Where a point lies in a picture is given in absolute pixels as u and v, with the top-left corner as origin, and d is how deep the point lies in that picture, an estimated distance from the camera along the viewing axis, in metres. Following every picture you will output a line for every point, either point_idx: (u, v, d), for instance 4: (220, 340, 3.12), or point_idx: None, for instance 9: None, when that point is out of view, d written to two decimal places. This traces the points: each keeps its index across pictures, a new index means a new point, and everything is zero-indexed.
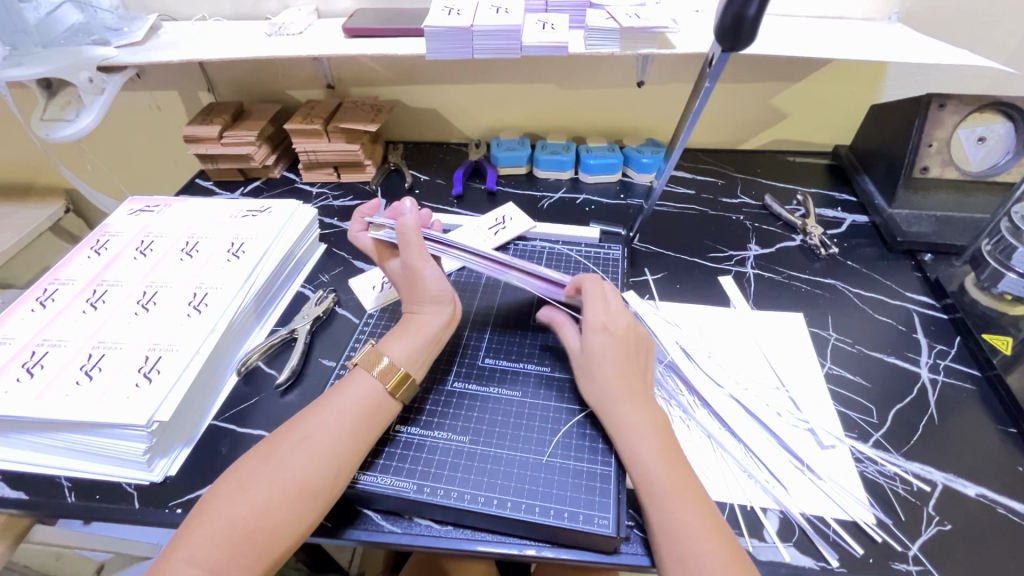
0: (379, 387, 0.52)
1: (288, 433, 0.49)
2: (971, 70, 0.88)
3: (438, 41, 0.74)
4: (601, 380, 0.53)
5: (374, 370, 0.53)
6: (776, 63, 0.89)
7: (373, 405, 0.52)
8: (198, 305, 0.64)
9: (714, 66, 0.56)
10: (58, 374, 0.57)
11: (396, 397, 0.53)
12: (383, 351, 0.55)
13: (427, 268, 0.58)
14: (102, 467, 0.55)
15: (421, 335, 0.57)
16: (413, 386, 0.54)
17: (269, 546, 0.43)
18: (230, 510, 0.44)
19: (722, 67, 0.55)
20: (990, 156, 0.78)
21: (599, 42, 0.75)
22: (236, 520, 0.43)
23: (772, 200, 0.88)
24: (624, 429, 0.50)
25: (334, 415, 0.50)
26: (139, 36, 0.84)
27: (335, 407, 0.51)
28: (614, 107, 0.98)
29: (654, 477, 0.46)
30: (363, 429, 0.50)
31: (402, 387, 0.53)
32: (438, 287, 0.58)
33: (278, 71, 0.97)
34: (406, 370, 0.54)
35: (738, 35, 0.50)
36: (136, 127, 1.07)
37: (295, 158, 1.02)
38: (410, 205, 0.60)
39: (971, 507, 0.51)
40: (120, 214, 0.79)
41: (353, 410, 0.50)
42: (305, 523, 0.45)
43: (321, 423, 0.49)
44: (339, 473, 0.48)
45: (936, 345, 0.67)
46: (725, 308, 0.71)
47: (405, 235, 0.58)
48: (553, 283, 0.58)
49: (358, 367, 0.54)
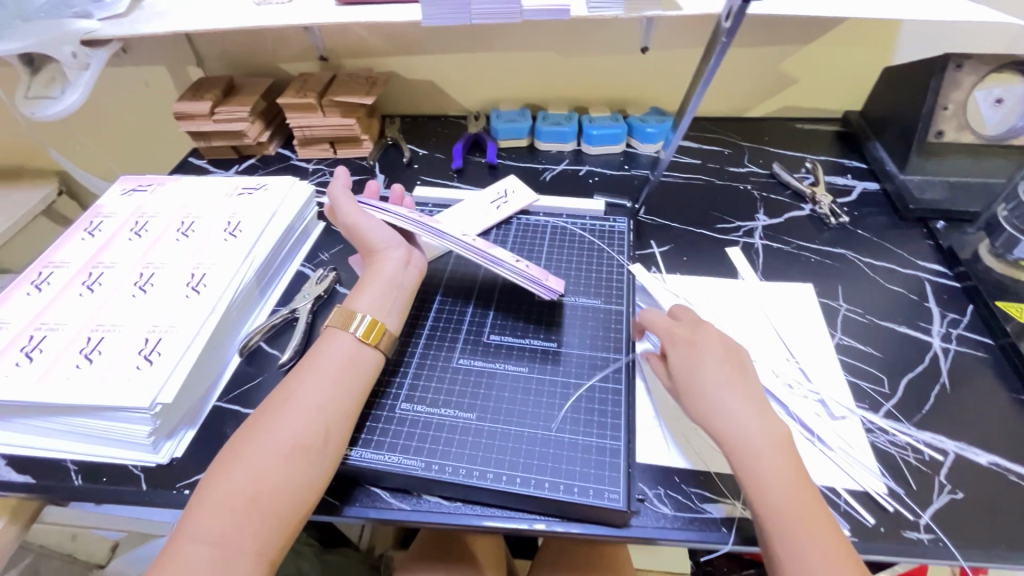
0: (361, 347, 0.52)
1: (275, 401, 0.49)
2: (988, 28, 0.84)
3: (434, 6, 0.70)
4: (726, 410, 0.47)
5: (349, 328, 0.53)
6: (786, 24, 0.86)
7: (352, 361, 0.51)
8: (197, 285, 0.63)
9: (729, 23, 0.53)
10: (58, 358, 0.56)
11: (375, 349, 0.53)
12: (352, 308, 0.55)
13: (363, 225, 0.60)
14: (107, 450, 0.55)
15: (380, 280, 0.57)
16: (390, 336, 0.54)
17: (274, 516, 0.43)
18: (227, 486, 0.43)
19: (741, 22, 0.52)
20: (1007, 118, 0.75)
21: (602, 4, 0.71)
22: (237, 492, 0.43)
23: (781, 168, 0.86)
24: (767, 480, 0.44)
25: (319, 379, 0.49)
26: (122, 8, 0.81)
27: (317, 369, 0.50)
28: (617, 75, 0.94)
29: (781, 519, 0.42)
30: (350, 387, 0.50)
31: (376, 334, 0.53)
32: (379, 238, 0.59)
33: (269, 43, 0.94)
34: (376, 317, 0.54)
35: None
36: (125, 104, 1.04)
37: (290, 134, 0.99)
38: (342, 170, 0.64)
39: (985, 475, 0.51)
40: (112, 194, 0.77)
41: (336, 370, 0.50)
42: (309, 490, 0.45)
43: (308, 389, 0.49)
44: (329, 432, 0.48)
45: (949, 314, 0.66)
46: (733, 280, 0.70)
47: (332, 195, 0.62)
48: (493, 259, 0.57)
49: (332, 327, 0.53)
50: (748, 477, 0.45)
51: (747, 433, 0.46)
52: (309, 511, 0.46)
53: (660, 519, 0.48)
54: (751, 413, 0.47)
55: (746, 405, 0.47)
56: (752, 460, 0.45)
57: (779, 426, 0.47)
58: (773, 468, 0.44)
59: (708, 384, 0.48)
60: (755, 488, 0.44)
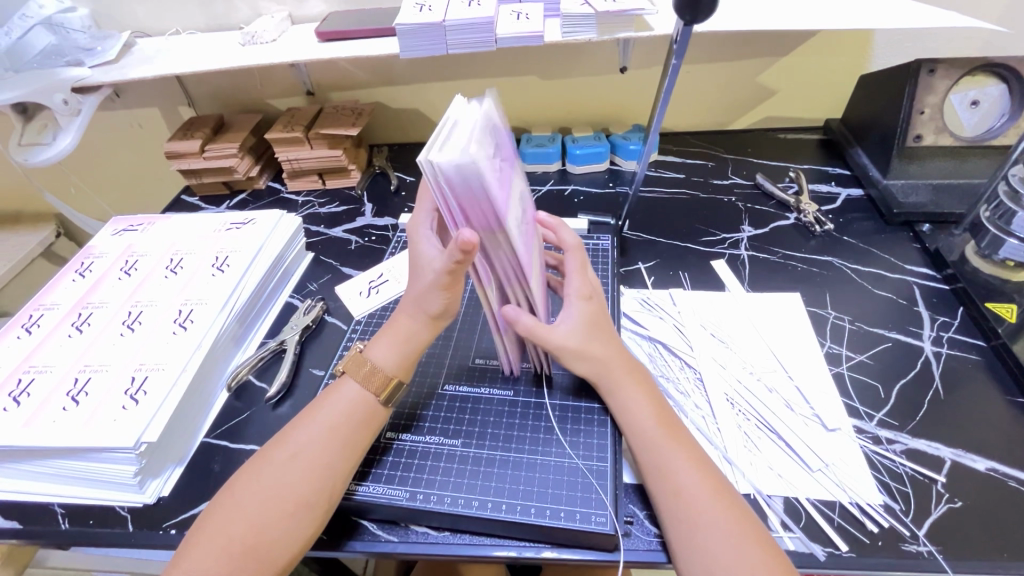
0: (368, 396, 0.50)
1: (275, 447, 0.48)
2: (960, 33, 0.86)
3: (411, 39, 0.72)
4: (624, 407, 0.50)
5: (362, 378, 0.51)
6: (760, 39, 0.87)
7: (361, 412, 0.50)
8: (184, 321, 0.63)
9: (676, 45, 0.56)
10: (45, 401, 0.56)
11: (383, 404, 0.51)
12: (367, 355, 0.52)
13: (422, 232, 0.50)
14: (95, 492, 0.54)
15: (399, 329, 0.52)
16: (402, 389, 0.52)
17: (271, 558, 0.43)
18: (226, 530, 0.43)
19: (687, 42, 0.55)
20: (984, 120, 0.77)
21: (576, 29, 0.73)
22: (233, 537, 0.43)
23: (764, 179, 0.86)
24: (679, 477, 0.45)
25: (317, 422, 0.49)
26: (113, 55, 0.83)
27: (319, 416, 0.49)
28: (596, 95, 0.96)
29: (684, 527, 0.43)
30: (346, 430, 0.49)
31: (388, 390, 0.51)
32: (434, 304, 0.49)
33: (256, 81, 0.96)
34: (390, 371, 0.51)
35: (697, 7, 0.52)
36: (118, 146, 1.07)
37: (280, 168, 1.01)
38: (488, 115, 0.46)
39: (983, 483, 0.50)
40: (103, 235, 0.78)
41: (335, 415, 0.49)
42: (308, 529, 0.45)
43: (305, 431, 0.48)
44: (325, 472, 0.46)
45: (939, 317, 0.65)
46: (718, 292, 0.70)
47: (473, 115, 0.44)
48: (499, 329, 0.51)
49: (344, 374, 0.52)
50: (661, 467, 0.46)
51: (646, 425, 0.49)
52: (307, 551, 0.45)
53: (652, 542, 0.47)
54: (645, 404, 0.50)
55: (639, 397, 0.51)
56: (665, 471, 0.46)
57: (673, 424, 0.49)
58: (684, 465, 0.46)
59: (625, 385, 0.51)
60: (666, 482, 0.45)
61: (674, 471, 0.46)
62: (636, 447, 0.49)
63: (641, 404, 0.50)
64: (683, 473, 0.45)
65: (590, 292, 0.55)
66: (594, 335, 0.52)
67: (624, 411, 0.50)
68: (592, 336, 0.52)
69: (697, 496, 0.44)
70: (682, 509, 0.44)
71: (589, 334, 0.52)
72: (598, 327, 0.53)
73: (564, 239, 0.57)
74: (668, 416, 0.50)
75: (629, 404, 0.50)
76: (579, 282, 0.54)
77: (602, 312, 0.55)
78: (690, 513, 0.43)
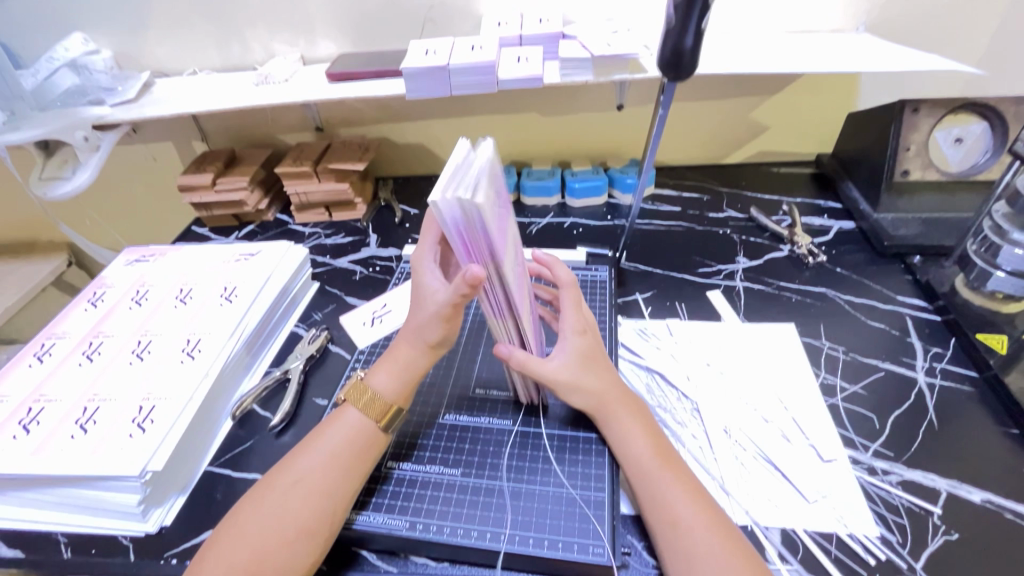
0: (368, 422, 0.51)
1: (278, 476, 0.49)
2: (942, 74, 0.89)
3: (416, 82, 0.77)
4: (619, 437, 0.52)
5: (361, 405, 0.52)
6: (750, 79, 0.91)
7: (362, 440, 0.51)
8: (192, 351, 0.65)
9: (662, 97, 0.61)
10: (54, 429, 0.57)
11: (383, 430, 0.52)
12: (367, 382, 0.53)
13: (425, 262, 0.51)
14: (98, 521, 0.55)
15: (399, 356, 0.54)
16: (401, 416, 0.53)
17: None
18: (229, 558, 0.44)
19: (673, 95, 0.60)
20: (969, 156, 0.79)
21: (573, 71, 0.77)
22: (235, 566, 0.43)
23: (758, 212, 0.89)
24: (674, 506, 0.46)
25: (320, 451, 0.50)
26: (132, 94, 0.87)
27: (322, 444, 0.50)
28: (595, 131, 1.00)
29: (682, 557, 0.44)
30: (348, 459, 0.49)
31: (388, 417, 0.52)
32: (432, 333, 0.51)
33: (268, 118, 1.00)
34: (388, 399, 0.52)
35: (679, 67, 0.55)
36: (133, 179, 1.10)
37: (288, 200, 1.04)
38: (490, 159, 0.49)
39: (979, 515, 0.50)
40: (116, 265, 0.80)
41: (339, 444, 0.50)
42: (308, 559, 0.45)
43: (309, 460, 0.49)
44: (326, 501, 0.47)
45: (932, 348, 0.66)
46: (714, 322, 0.71)
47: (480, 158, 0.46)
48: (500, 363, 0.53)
49: (346, 402, 0.53)
50: (657, 497, 0.47)
51: (642, 455, 0.50)
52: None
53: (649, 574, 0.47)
54: (640, 434, 0.51)
55: (635, 427, 0.52)
56: (661, 500, 0.47)
57: (669, 454, 0.50)
58: (680, 495, 0.47)
59: (621, 415, 0.52)
60: (662, 512, 0.46)
61: (670, 501, 0.46)
62: (634, 478, 0.49)
63: (637, 434, 0.51)
64: (679, 502, 0.46)
65: (585, 327, 0.56)
66: (590, 367, 0.53)
67: (620, 442, 0.51)
68: (586, 370, 0.53)
69: (693, 526, 0.45)
70: (678, 539, 0.44)
71: (583, 367, 0.53)
72: (594, 360, 0.54)
73: (563, 275, 0.56)
74: (664, 446, 0.51)
75: (625, 435, 0.51)
76: (573, 318, 0.55)
77: (597, 345, 0.56)
78: (687, 543, 0.44)
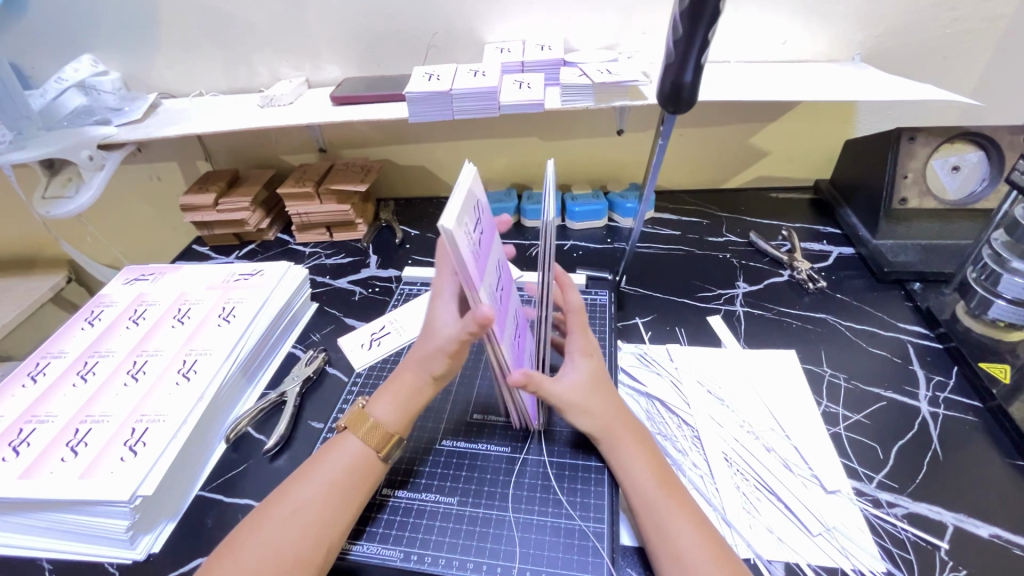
0: (367, 451, 0.51)
1: (272, 506, 0.48)
2: (937, 104, 0.91)
3: (419, 106, 0.78)
4: (623, 465, 0.50)
5: (362, 434, 0.51)
6: (749, 106, 0.93)
7: (360, 471, 0.50)
8: (187, 372, 0.64)
9: (662, 127, 0.62)
10: (43, 451, 0.56)
11: (382, 459, 0.51)
12: (369, 411, 0.53)
13: (441, 293, 0.49)
14: (85, 547, 0.54)
15: (401, 384, 0.53)
16: (400, 445, 0.52)
17: None
18: None
19: (673, 126, 0.60)
20: (965, 184, 0.80)
21: (573, 97, 0.78)
22: None
23: (757, 237, 0.89)
24: (679, 538, 0.45)
25: (315, 480, 0.49)
26: (138, 115, 0.88)
27: (318, 473, 0.49)
28: (595, 155, 1.01)
29: None
30: (343, 488, 0.48)
31: (387, 447, 0.51)
32: (437, 366, 0.51)
33: (272, 139, 1.01)
34: (389, 428, 0.51)
35: (679, 101, 0.56)
36: (136, 197, 1.11)
37: (289, 220, 1.05)
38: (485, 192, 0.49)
39: (987, 549, 0.49)
40: (115, 284, 0.80)
41: (335, 473, 0.49)
42: None
43: (304, 489, 0.48)
44: (319, 531, 0.46)
45: (935, 376, 0.66)
46: (715, 348, 0.71)
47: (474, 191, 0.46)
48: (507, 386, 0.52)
49: (345, 429, 0.52)
50: (662, 528, 0.46)
51: (645, 484, 0.49)
52: None
53: None
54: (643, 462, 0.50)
55: (638, 454, 0.51)
56: (665, 532, 0.46)
57: (673, 484, 0.49)
58: (685, 527, 0.46)
59: (625, 441, 0.51)
60: (666, 545, 0.45)
61: (675, 533, 0.45)
62: (637, 508, 0.48)
63: (641, 462, 0.50)
64: (683, 534, 0.45)
65: (593, 349, 0.56)
66: (596, 392, 0.53)
67: (624, 470, 0.50)
68: (593, 394, 0.52)
69: (697, 559, 0.43)
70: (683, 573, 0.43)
71: (591, 390, 0.52)
72: (599, 385, 0.53)
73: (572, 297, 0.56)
74: (667, 475, 0.50)
75: (628, 462, 0.50)
76: (580, 340, 0.55)
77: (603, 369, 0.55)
78: None
